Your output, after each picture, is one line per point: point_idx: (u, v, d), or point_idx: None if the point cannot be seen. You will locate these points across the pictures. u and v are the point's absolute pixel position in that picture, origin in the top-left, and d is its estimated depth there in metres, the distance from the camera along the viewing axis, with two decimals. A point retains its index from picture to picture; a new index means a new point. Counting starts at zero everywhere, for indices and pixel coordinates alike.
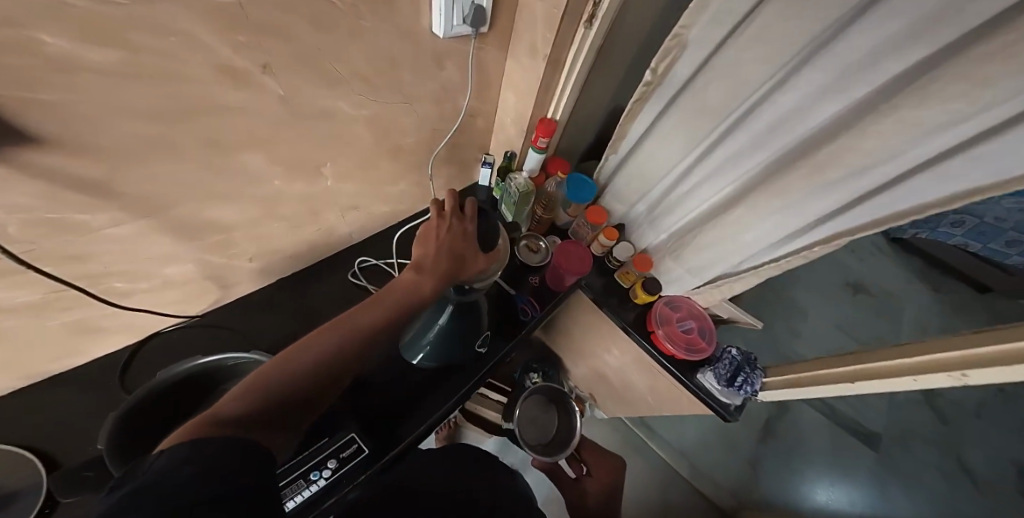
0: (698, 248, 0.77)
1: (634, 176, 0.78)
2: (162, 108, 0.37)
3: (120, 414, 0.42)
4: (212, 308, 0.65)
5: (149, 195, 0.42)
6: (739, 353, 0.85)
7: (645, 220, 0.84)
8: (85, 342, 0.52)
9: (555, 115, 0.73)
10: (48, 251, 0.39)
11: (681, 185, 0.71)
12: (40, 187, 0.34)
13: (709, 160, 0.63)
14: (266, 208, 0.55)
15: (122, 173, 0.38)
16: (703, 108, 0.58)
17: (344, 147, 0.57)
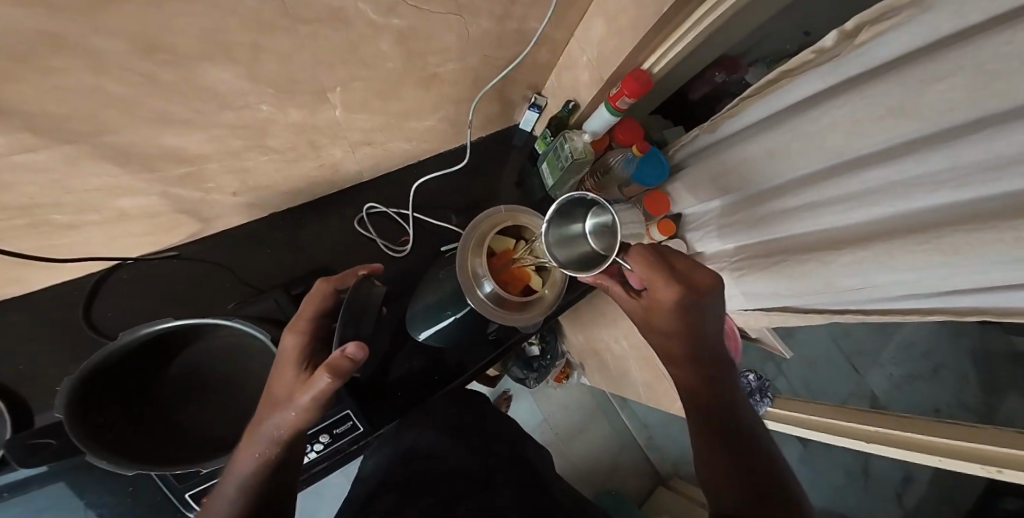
0: (764, 274, 0.65)
1: (725, 169, 0.65)
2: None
3: (74, 382, 0.39)
4: (191, 237, 0.55)
5: (72, 118, 0.28)
6: (755, 379, 0.80)
7: (718, 221, 0.72)
8: (29, 268, 0.43)
9: (652, 68, 0.53)
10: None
11: (794, 195, 0.57)
12: None
13: (849, 180, 0.49)
14: (250, 138, 0.41)
15: (18, 90, 0.23)
16: (875, 116, 0.42)
17: (360, 70, 0.40)
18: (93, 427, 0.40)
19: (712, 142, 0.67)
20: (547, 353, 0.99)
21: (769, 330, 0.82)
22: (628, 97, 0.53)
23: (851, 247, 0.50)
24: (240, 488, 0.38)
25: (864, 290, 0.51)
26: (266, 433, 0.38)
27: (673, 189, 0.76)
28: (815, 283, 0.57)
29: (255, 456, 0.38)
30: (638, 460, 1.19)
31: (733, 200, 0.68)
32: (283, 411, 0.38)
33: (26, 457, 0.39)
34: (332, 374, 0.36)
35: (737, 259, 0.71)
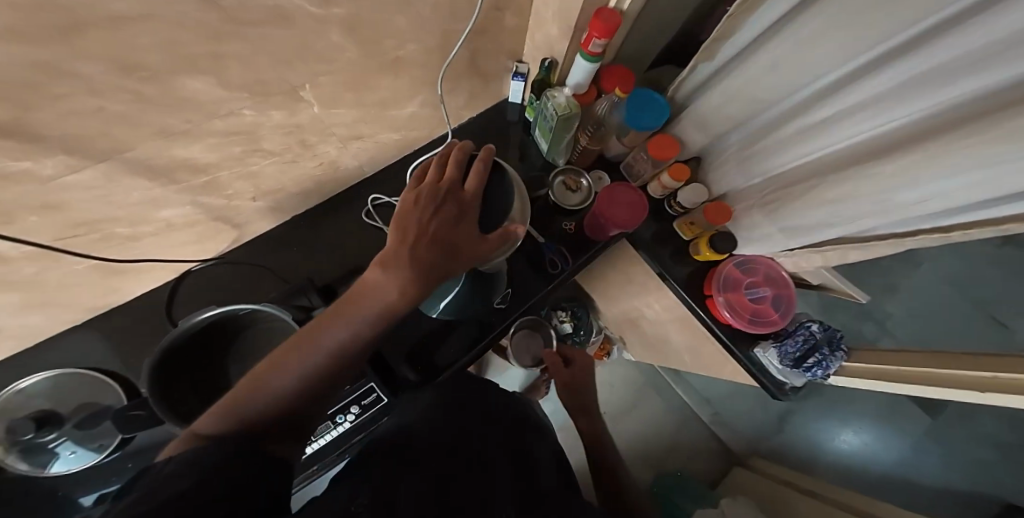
0: (803, 203, 0.57)
1: (734, 96, 0.57)
2: (24, 25, 0.23)
3: (151, 363, 0.49)
4: (235, 244, 0.65)
5: (88, 135, 0.35)
6: (820, 329, 0.66)
7: (736, 156, 0.65)
8: (121, 277, 0.56)
9: (620, 6, 0.51)
10: (11, 204, 0.36)
11: (807, 114, 0.50)
12: None
13: (859, 86, 0.41)
14: (247, 142, 0.48)
15: (40, 111, 0.30)
16: (858, 12, 0.35)
17: (322, 64, 0.44)
18: (172, 399, 0.50)
19: (711, 75, 0.61)
20: (579, 329, 0.98)
21: (833, 273, 0.73)
22: (599, 38, 0.53)
23: (893, 155, 0.41)
24: (274, 394, 0.36)
25: (899, 205, 0.44)
26: (332, 337, 0.38)
27: (681, 130, 0.71)
28: (848, 207, 0.50)
29: (311, 359, 0.37)
30: (698, 433, 1.22)
31: (756, 126, 0.60)
32: (376, 309, 0.39)
33: (127, 424, 0.50)
34: (475, 251, 0.42)
35: (764, 192, 0.64)
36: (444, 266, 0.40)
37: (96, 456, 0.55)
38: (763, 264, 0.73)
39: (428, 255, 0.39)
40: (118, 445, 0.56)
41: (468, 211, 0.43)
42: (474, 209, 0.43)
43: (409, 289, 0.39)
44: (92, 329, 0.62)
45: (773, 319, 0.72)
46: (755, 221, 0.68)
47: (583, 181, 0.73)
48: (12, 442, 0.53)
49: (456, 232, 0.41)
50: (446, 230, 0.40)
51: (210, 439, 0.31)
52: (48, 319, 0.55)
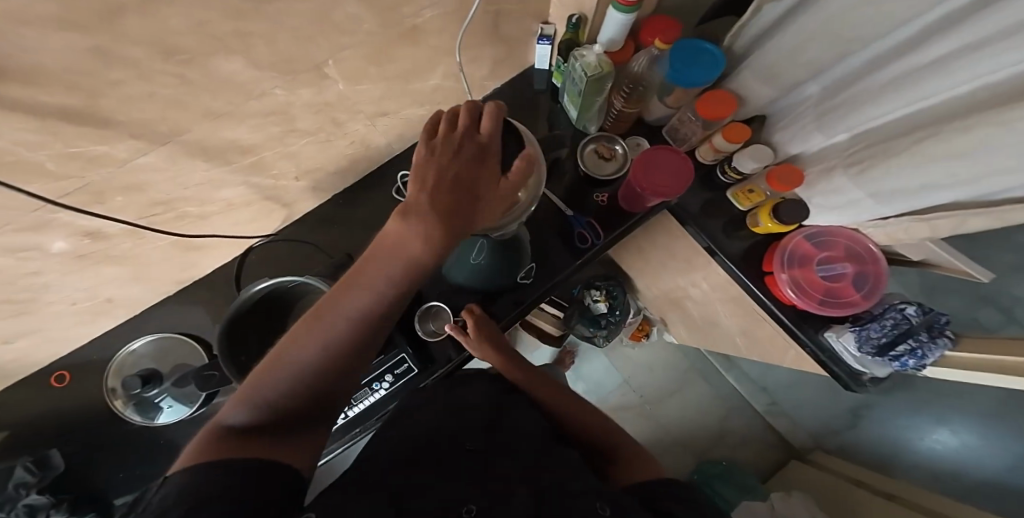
0: (903, 165, 0.46)
1: (827, 29, 0.45)
2: (74, 14, 0.25)
3: (217, 331, 0.56)
4: (286, 222, 0.71)
5: (146, 119, 0.39)
6: (917, 312, 0.55)
7: (815, 110, 0.55)
8: (196, 253, 0.64)
9: None
10: (100, 185, 0.43)
11: (907, 56, 0.40)
12: (38, 122, 0.32)
13: (962, 25, 0.33)
14: (283, 123, 0.51)
15: (103, 96, 0.34)
16: None
17: (343, 38, 0.44)
18: (239, 362, 0.57)
19: (783, 15, 0.50)
20: (616, 308, 0.93)
21: (940, 243, 0.59)
22: None
23: (1019, 105, 0.31)
24: (294, 374, 0.37)
25: (1009, 163, 0.35)
26: (344, 310, 0.38)
27: (742, 82, 0.62)
28: (949, 165, 0.41)
29: (327, 336, 0.37)
30: (753, 421, 1.18)
31: (859, 69, 0.47)
32: (388, 274, 0.37)
33: (204, 383, 0.58)
34: (490, 200, 0.38)
35: (846, 151, 0.54)
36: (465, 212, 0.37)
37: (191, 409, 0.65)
38: (843, 237, 0.63)
39: (441, 204, 0.36)
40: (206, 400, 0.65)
41: (483, 154, 0.38)
42: (496, 148, 0.39)
43: (432, 238, 0.36)
44: (176, 299, 0.72)
45: (852, 300, 0.63)
46: (835, 187, 0.57)
47: (617, 149, 0.70)
48: (130, 395, 0.64)
49: (475, 178, 0.37)
50: (457, 177, 0.36)
51: (232, 438, 0.31)
52: (146, 289, 0.65)
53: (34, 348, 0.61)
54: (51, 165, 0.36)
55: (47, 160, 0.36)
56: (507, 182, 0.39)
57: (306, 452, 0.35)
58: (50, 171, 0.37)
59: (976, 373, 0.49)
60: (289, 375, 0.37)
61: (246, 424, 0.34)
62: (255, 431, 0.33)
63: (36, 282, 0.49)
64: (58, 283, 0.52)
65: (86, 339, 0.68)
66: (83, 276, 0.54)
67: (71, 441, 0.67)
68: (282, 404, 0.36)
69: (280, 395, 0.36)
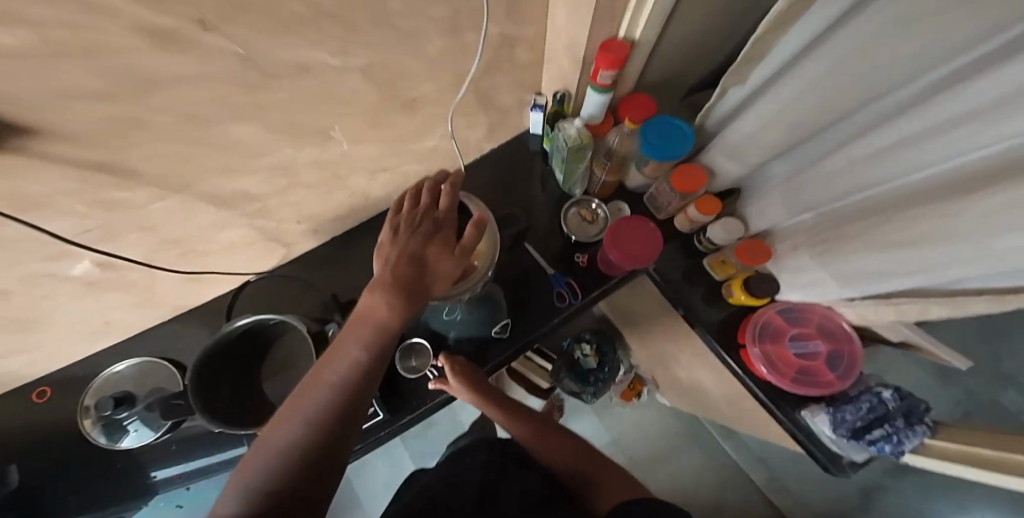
0: (866, 246, 0.47)
1: (771, 124, 0.50)
2: (114, 88, 0.31)
3: (195, 359, 0.58)
4: (286, 260, 0.75)
5: (169, 173, 0.44)
6: (893, 398, 0.58)
7: (778, 190, 0.58)
8: (195, 286, 0.68)
9: (630, 35, 0.51)
10: (118, 225, 0.47)
11: (854, 144, 0.43)
12: (74, 173, 0.37)
13: (908, 114, 0.35)
14: (288, 175, 0.55)
15: (132, 154, 0.39)
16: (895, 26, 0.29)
17: (346, 107, 0.50)
18: (206, 392, 0.58)
19: (743, 101, 0.55)
20: (605, 364, 0.95)
21: (916, 330, 0.60)
22: (606, 70, 0.53)
23: (963, 199, 0.33)
24: (280, 455, 0.34)
25: (964, 256, 0.36)
26: (329, 379, 0.38)
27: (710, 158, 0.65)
28: (910, 255, 0.42)
29: (312, 407, 0.36)
30: (749, 496, 1.10)
31: (816, 151, 0.51)
32: (362, 341, 0.40)
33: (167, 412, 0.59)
34: (446, 265, 0.42)
35: (811, 225, 0.56)
36: (424, 278, 0.42)
37: (155, 434, 0.65)
38: (816, 315, 0.67)
39: (400, 276, 0.40)
40: (172, 426, 0.66)
41: (438, 230, 0.44)
42: (449, 220, 0.45)
43: (397, 305, 0.40)
44: (168, 329, 0.74)
45: (827, 380, 0.65)
46: (803, 265, 0.59)
47: (599, 212, 0.75)
48: (100, 416, 0.64)
49: (429, 247, 0.43)
50: (415, 253, 0.42)
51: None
52: (145, 314, 0.69)
53: (29, 363, 0.64)
54: (80, 208, 0.41)
55: (77, 204, 0.40)
56: (459, 247, 0.43)
57: None
58: (78, 213, 0.42)
59: (948, 464, 0.51)
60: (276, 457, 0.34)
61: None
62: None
63: (45, 306, 0.53)
64: (64, 306, 0.56)
65: (80, 356, 0.71)
66: (89, 301, 0.58)
67: (38, 459, 0.68)
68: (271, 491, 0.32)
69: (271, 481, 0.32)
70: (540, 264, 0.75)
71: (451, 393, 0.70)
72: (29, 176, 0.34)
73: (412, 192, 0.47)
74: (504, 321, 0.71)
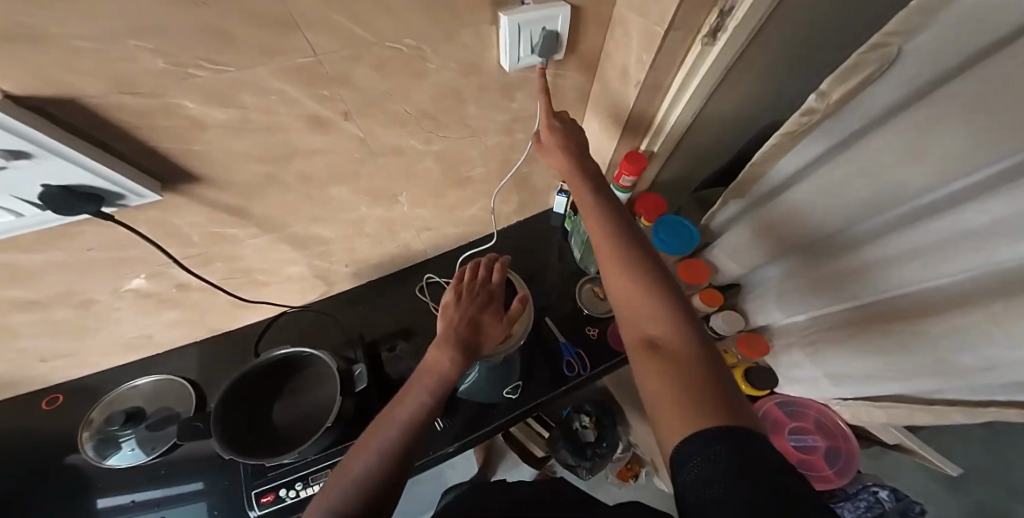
0: (851, 350, 0.55)
1: (757, 236, 0.61)
2: (272, 151, 0.43)
3: (229, 381, 0.61)
4: (320, 298, 0.81)
5: (272, 217, 0.52)
6: (890, 497, 0.68)
7: (769, 295, 0.67)
8: (237, 315, 0.73)
9: (651, 149, 0.64)
10: (211, 254, 0.54)
11: (823, 265, 0.54)
12: (207, 211, 0.46)
13: (872, 242, 0.45)
14: (354, 227, 0.63)
15: (255, 201, 0.48)
16: (871, 173, 0.40)
17: (416, 180, 0.61)
18: (227, 415, 0.59)
19: (734, 216, 0.68)
20: (602, 440, 0.98)
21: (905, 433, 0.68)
22: (629, 175, 0.64)
23: (937, 314, 0.42)
24: (355, 482, 0.37)
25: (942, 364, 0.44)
26: (396, 420, 0.42)
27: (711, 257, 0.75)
28: (895, 362, 0.50)
29: (384, 441, 0.40)
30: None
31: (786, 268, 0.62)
32: (424, 390, 0.45)
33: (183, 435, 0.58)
34: (497, 331, 0.50)
35: (805, 330, 0.64)
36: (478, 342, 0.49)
37: (148, 457, 0.65)
38: (813, 410, 0.73)
39: (463, 335, 0.47)
40: (166, 451, 0.66)
41: (493, 299, 0.52)
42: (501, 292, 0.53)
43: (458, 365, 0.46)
44: (189, 353, 0.76)
45: (826, 475, 0.72)
46: (796, 362, 0.66)
47: None
48: (103, 429, 0.65)
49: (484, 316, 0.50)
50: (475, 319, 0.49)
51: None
52: (182, 337, 0.73)
53: (63, 369, 0.67)
54: (196, 237, 0.49)
55: (195, 235, 0.49)
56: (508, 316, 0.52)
57: None
58: (193, 242, 0.50)
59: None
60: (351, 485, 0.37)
61: None
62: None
63: (112, 319, 0.59)
64: (126, 319, 0.60)
65: (104, 367, 0.73)
66: (146, 318, 0.62)
67: (28, 469, 0.67)
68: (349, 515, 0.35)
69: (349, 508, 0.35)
70: (552, 331, 0.81)
71: (454, 446, 0.71)
72: (177, 210, 0.44)
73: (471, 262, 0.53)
74: (514, 384, 0.76)
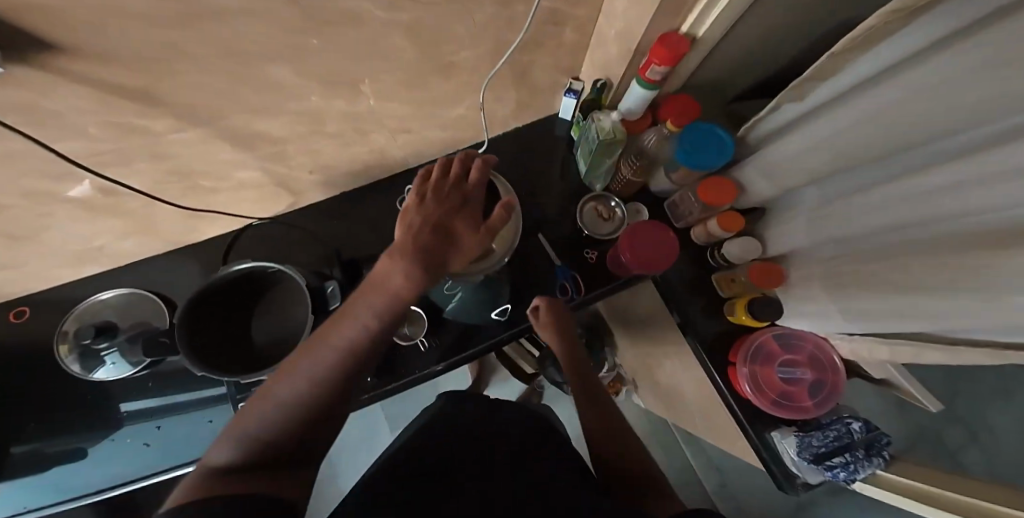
0: (880, 279, 0.50)
1: (810, 149, 0.51)
2: (161, 12, 0.28)
3: (189, 299, 0.56)
4: (291, 207, 0.73)
5: (191, 104, 0.41)
6: (861, 429, 0.65)
7: (807, 217, 0.60)
8: (198, 221, 0.67)
9: (693, 32, 0.48)
10: (129, 150, 0.44)
11: (891, 184, 0.44)
12: (90, 93, 0.35)
13: (937, 170, 0.37)
14: (310, 123, 0.52)
15: (160, 82, 0.36)
16: (960, 85, 0.29)
17: (383, 64, 0.47)
18: (195, 334, 0.56)
19: (788, 121, 0.55)
20: (591, 361, 1.02)
21: (901, 370, 0.63)
22: (658, 65, 0.50)
23: (983, 256, 0.35)
24: (286, 401, 0.34)
25: (962, 306, 0.39)
26: (335, 339, 0.36)
27: (745, 175, 0.66)
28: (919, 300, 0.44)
29: (310, 366, 0.35)
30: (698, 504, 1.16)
31: (857, 180, 0.51)
32: (373, 308, 0.37)
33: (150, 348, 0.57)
34: (469, 245, 0.40)
35: (829, 257, 0.60)
36: (445, 251, 0.39)
37: (134, 370, 0.65)
38: (811, 343, 0.73)
39: (423, 245, 0.38)
40: (151, 364, 0.66)
41: (463, 205, 0.41)
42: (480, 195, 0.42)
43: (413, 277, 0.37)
44: (160, 262, 0.73)
45: (804, 407, 0.72)
46: (818, 298, 0.63)
47: (617, 211, 0.75)
48: (78, 343, 0.64)
49: (457, 220, 0.40)
50: (439, 228, 0.39)
51: (218, 482, 0.29)
52: (144, 244, 0.68)
53: (20, 279, 0.63)
54: (92, 128, 0.39)
55: (90, 124, 0.38)
56: (486, 226, 0.41)
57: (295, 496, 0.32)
58: (89, 133, 0.40)
59: (881, 491, 0.60)
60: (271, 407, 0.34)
61: (235, 457, 0.32)
62: (245, 468, 0.31)
63: (45, 223, 0.52)
64: (61, 225, 0.54)
65: (66, 280, 0.69)
66: (86, 222, 0.56)
67: (18, 380, 0.67)
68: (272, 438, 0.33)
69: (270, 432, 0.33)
70: (548, 253, 0.74)
71: (443, 365, 0.70)
72: (50, 91, 0.33)
73: (450, 156, 0.44)
74: (503, 305, 0.72)
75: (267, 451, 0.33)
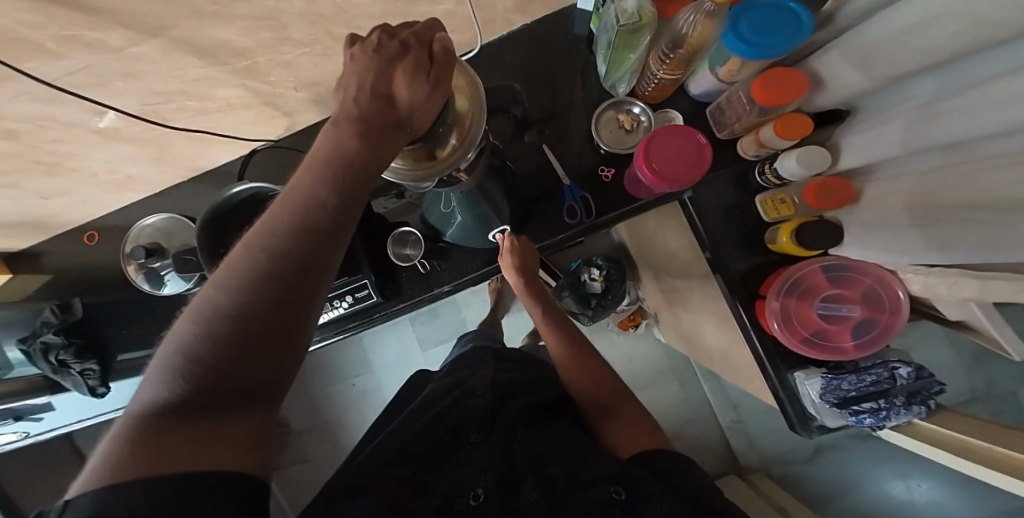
0: (987, 206, 0.37)
1: (904, 34, 0.36)
2: None
3: (203, 221, 0.60)
4: (290, 130, 0.72)
5: (137, 12, 0.36)
6: (909, 376, 0.57)
7: (902, 123, 0.45)
8: (204, 147, 0.67)
9: None
10: (102, 70, 0.43)
11: (993, 84, 0.31)
12: (26, 3, 0.31)
13: None
14: (275, 28, 0.46)
15: None
16: None
17: None
18: (217, 253, 0.62)
19: None
20: (610, 291, 0.99)
21: (983, 311, 0.52)
22: None
23: None
24: (215, 316, 0.29)
25: None
26: (263, 242, 0.31)
27: (824, 64, 0.50)
28: None
29: (242, 280, 0.29)
30: (709, 434, 1.18)
31: (962, 70, 0.37)
32: (313, 193, 0.31)
33: (182, 266, 0.67)
34: (410, 91, 0.31)
35: (928, 171, 0.46)
36: (387, 123, 0.32)
37: (188, 285, 0.72)
38: (869, 278, 0.63)
39: (358, 111, 0.31)
40: (201, 280, 0.72)
41: (409, 48, 0.32)
42: (421, 45, 0.32)
43: (353, 159, 0.31)
44: (186, 188, 0.77)
45: (843, 347, 0.64)
46: (903, 232, 0.51)
47: (641, 119, 0.67)
48: (140, 265, 0.71)
49: (393, 81, 0.32)
50: (373, 79, 0.31)
51: (152, 434, 0.26)
52: (164, 171, 0.71)
53: (73, 205, 0.70)
54: (50, 44, 0.36)
55: (45, 41, 0.36)
56: (434, 70, 0.32)
57: (251, 437, 0.30)
58: (49, 49, 0.37)
59: (911, 439, 0.57)
60: (204, 338, 0.29)
61: (171, 390, 0.28)
62: (182, 416, 0.27)
63: (64, 149, 0.55)
64: (80, 151, 0.57)
65: (115, 205, 0.77)
66: (102, 151, 0.59)
67: (99, 292, 0.79)
68: (207, 374, 0.29)
69: (207, 366, 0.29)
70: (556, 173, 0.68)
71: (449, 287, 0.71)
72: None
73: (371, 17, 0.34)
74: (503, 228, 0.66)
75: (207, 393, 0.28)
